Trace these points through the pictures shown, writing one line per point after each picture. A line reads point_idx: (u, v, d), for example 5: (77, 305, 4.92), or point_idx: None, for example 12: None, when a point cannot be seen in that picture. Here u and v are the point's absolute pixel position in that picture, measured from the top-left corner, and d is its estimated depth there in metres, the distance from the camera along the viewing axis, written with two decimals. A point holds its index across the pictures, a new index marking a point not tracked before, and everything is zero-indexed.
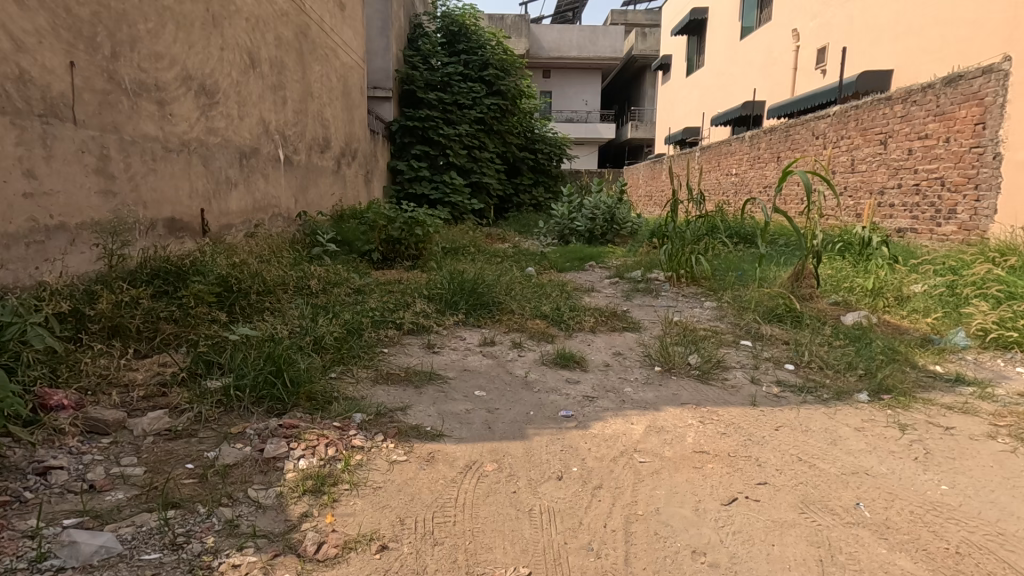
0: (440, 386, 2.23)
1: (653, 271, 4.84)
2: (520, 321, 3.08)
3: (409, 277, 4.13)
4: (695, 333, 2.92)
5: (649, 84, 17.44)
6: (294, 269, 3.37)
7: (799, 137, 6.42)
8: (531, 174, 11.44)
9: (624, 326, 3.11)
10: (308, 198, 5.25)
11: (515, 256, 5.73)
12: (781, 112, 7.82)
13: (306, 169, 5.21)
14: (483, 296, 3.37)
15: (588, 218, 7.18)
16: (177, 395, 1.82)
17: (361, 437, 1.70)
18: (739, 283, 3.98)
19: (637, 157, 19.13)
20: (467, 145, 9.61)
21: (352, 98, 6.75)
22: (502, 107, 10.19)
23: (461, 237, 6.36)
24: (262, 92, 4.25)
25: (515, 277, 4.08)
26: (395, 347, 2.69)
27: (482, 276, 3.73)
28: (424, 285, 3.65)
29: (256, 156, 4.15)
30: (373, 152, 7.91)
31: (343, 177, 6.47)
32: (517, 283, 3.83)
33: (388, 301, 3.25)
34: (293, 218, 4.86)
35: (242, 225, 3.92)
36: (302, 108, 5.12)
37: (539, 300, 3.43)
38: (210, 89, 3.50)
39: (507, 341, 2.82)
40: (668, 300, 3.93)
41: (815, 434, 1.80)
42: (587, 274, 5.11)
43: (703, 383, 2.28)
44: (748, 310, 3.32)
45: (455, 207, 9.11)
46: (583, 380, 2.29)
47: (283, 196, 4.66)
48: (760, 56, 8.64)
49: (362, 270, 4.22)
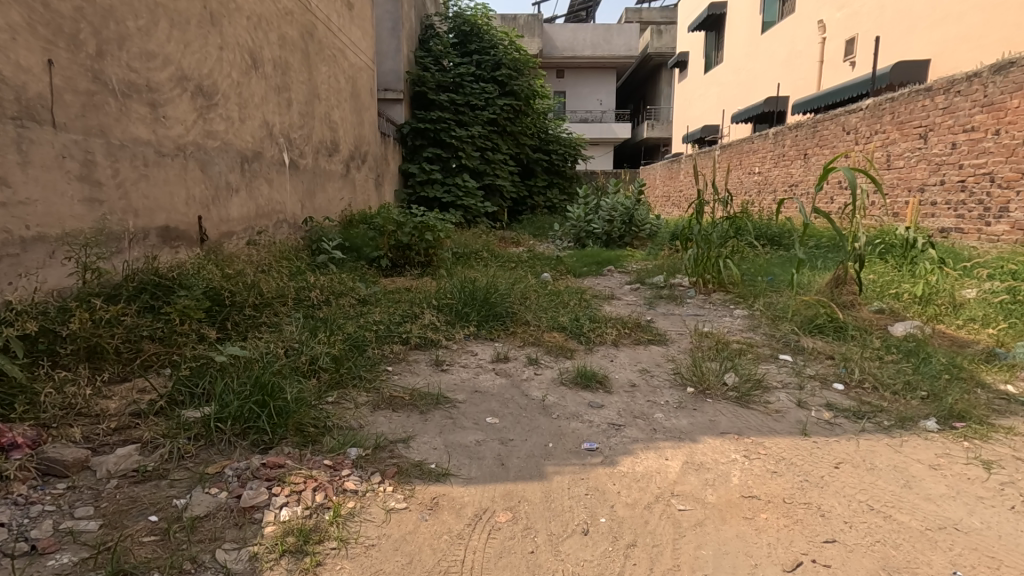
0: (447, 411, 2.01)
1: (676, 276, 4.58)
2: (536, 334, 2.85)
3: (419, 286, 3.92)
4: (728, 346, 2.66)
5: (665, 83, 17.09)
6: (295, 279, 3.18)
7: (828, 133, 6.10)
8: (546, 176, 11.21)
9: (649, 339, 2.87)
10: (315, 203, 5.09)
11: (530, 261, 5.50)
12: (807, 107, 7.48)
13: (313, 173, 5.04)
14: (496, 306, 3.14)
15: (605, 220, 6.93)
16: (152, 427, 1.63)
17: (355, 479, 1.48)
18: (771, 290, 3.71)
19: (654, 157, 18.80)
20: (479, 147, 9.41)
21: (361, 100, 6.60)
22: (515, 108, 9.99)
23: (474, 242, 6.14)
24: (265, 94, 4.08)
25: (530, 285, 3.85)
26: (400, 365, 2.47)
27: (496, 284, 3.51)
28: (433, 294, 3.44)
29: (258, 160, 3.98)
30: (385, 156, 7.75)
31: (353, 181, 6.31)
32: (532, 291, 3.60)
33: (395, 312, 3.05)
34: (300, 224, 4.68)
35: (244, 232, 3.75)
36: (308, 111, 4.95)
37: (556, 310, 3.19)
38: (208, 90, 3.32)
39: (522, 357, 2.59)
40: (695, 308, 3.67)
41: (884, 473, 1.54)
42: (605, 279, 4.86)
43: (744, 407, 2.02)
44: (784, 320, 3.05)
45: (468, 210, 8.91)
46: (607, 404, 2.05)
47: (289, 201, 4.50)
48: (782, 50, 8.31)
49: (370, 279, 4.03)
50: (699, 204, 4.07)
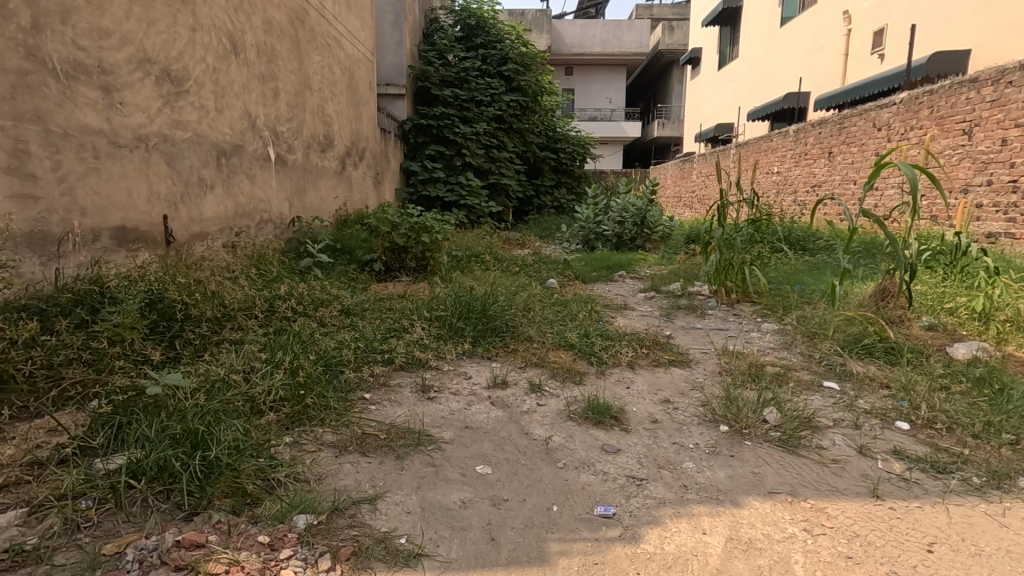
0: (429, 455, 1.65)
1: (694, 283, 4.20)
2: (539, 353, 2.49)
3: (413, 293, 3.58)
4: (764, 370, 2.28)
5: (675, 80, 16.64)
6: (270, 286, 2.84)
7: (857, 129, 5.69)
8: (554, 175, 10.85)
9: (669, 360, 2.50)
10: (306, 201, 4.76)
11: (535, 265, 5.14)
12: (831, 102, 7.06)
13: (303, 169, 4.70)
14: (495, 318, 2.78)
15: (616, 221, 6.54)
16: (52, 482, 1.29)
17: (296, 565, 1.13)
18: (804, 302, 3.33)
19: (664, 156, 18.37)
20: (484, 145, 9.05)
21: (359, 93, 6.27)
22: (521, 104, 9.63)
23: (476, 244, 5.80)
24: (247, 82, 3.74)
25: (535, 293, 3.49)
26: (380, 391, 2.12)
27: (496, 292, 3.15)
28: (425, 302, 3.10)
29: (238, 155, 3.64)
30: (385, 153, 7.41)
31: (349, 178, 5.97)
32: (536, 300, 3.24)
33: (382, 324, 2.71)
34: (286, 224, 4.35)
35: (219, 233, 3.41)
36: (298, 102, 4.62)
37: (562, 324, 2.83)
38: (176, 75, 2.98)
39: (523, 382, 2.23)
40: (718, 321, 3.30)
41: (996, 564, 1.17)
42: (617, 286, 4.49)
43: (793, 454, 1.65)
44: (824, 337, 2.66)
45: (472, 210, 8.56)
46: (624, 448, 1.69)
47: (275, 198, 4.17)
48: (804, 43, 7.88)
49: (359, 286, 3.69)
50: (721, 204, 3.67)
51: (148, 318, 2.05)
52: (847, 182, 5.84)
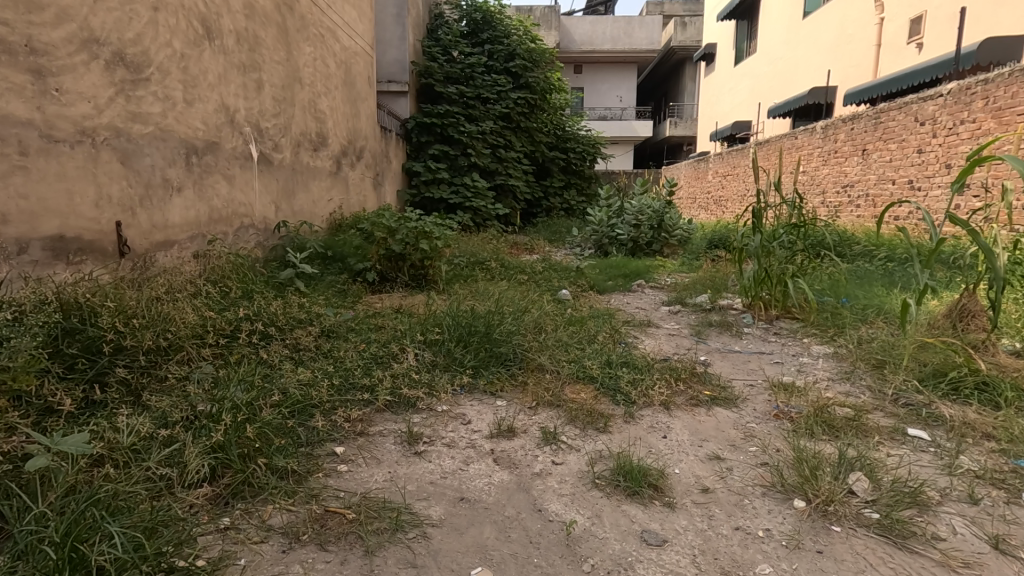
0: (410, 548, 1.23)
1: (723, 295, 3.76)
2: (553, 389, 2.07)
3: (409, 309, 3.17)
4: (832, 414, 1.85)
5: (688, 77, 16.14)
6: (238, 304, 2.45)
7: (895, 125, 5.22)
8: (563, 176, 10.41)
9: (711, 398, 2.05)
10: (296, 204, 4.37)
11: (545, 274, 4.71)
12: (861, 97, 6.58)
13: (291, 169, 4.30)
14: (500, 343, 2.36)
15: (631, 225, 6.10)
16: None
17: None
18: (859, 321, 2.88)
19: (676, 156, 17.89)
20: (490, 144, 8.64)
21: (357, 89, 5.87)
22: (529, 102, 9.22)
23: (481, 250, 5.38)
24: (224, 72, 3.35)
25: (547, 309, 3.07)
26: (355, 443, 1.72)
27: (501, 310, 2.73)
28: (419, 320, 2.69)
29: (213, 153, 3.25)
30: (385, 153, 7.02)
31: (345, 180, 5.58)
32: (548, 318, 2.82)
33: (364, 351, 2.31)
34: (272, 229, 3.95)
35: (188, 241, 3.02)
36: (286, 96, 4.22)
37: (579, 350, 2.41)
38: (133, 60, 2.59)
39: (535, 430, 1.81)
40: (758, 342, 2.86)
41: None
42: (635, 298, 4.06)
43: (904, 550, 1.21)
44: (894, 367, 2.22)
45: (478, 213, 8.14)
46: (672, 537, 1.26)
47: (258, 202, 3.78)
48: (830, 34, 7.42)
49: (349, 302, 3.29)
50: (759, 206, 3.21)
51: (66, 353, 1.64)
52: (885, 183, 5.37)
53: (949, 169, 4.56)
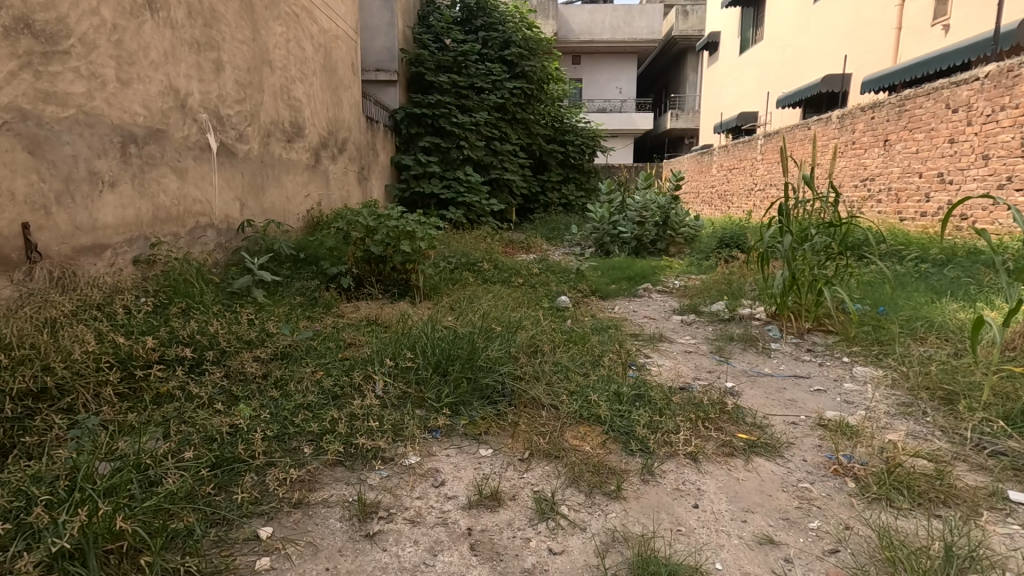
0: None
1: (742, 301, 3.36)
2: (551, 435, 1.65)
3: (385, 323, 2.76)
4: (909, 472, 1.43)
5: (689, 68, 15.70)
6: (172, 321, 2.05)
7: (922, 113, 4.80)
8: (562, 170, 9.96)
9: (748, 445, 1.64)
10: (266, 202, 3.94)
11: (543, 277, 4.30)
12: (879, 84, 6.17)
13: (259, 162, 3.86)
14: (486, 372, 1.94)
15: (634, 222, 5.65)
16: None
17: None
18: (907, 337, 2.47)
19: (677, 150, 17.48)
20: (485, 136, 8.19)
21: (338, 75, 5.42)
22: (526, 92, 8.78)
23: (473, 251, 4.95)
24: (172, 49, 2.90)
25: (544, 324, 2.65)
26: (288, 519, 1.31)
27: (490, 327, 2.31)
28: (391, 338, 2.28)
29: (158, 142, 2.81)
30: (372, 145, 6.57)
31: (325, 175, 5.15)
32: (545, 334, 2.41)
33: (320, 384, 1.91)
34: (235, 229, 3.52)
35: (126, 245, 2.59)
36: (253, 80, 3.77)
37: (581, 380, 1.99)
38: (46, 29, 2.16)
39: (526, 497, 1.39)
40: (790, 362, 2.45)
41: None
42: (642, 304, 3.66)
43: None
44: (971, 402, 1.81)
45: (471, 209, 7.71)
46: None
47: (219, 198, 3.35)
48: (844, 18, 6.99)
49: (316, 314, 2.88)
50: (787, 202, 2.78)
51: None
52: (910, 176, 4.96)
53: (986, 160, 4.15)
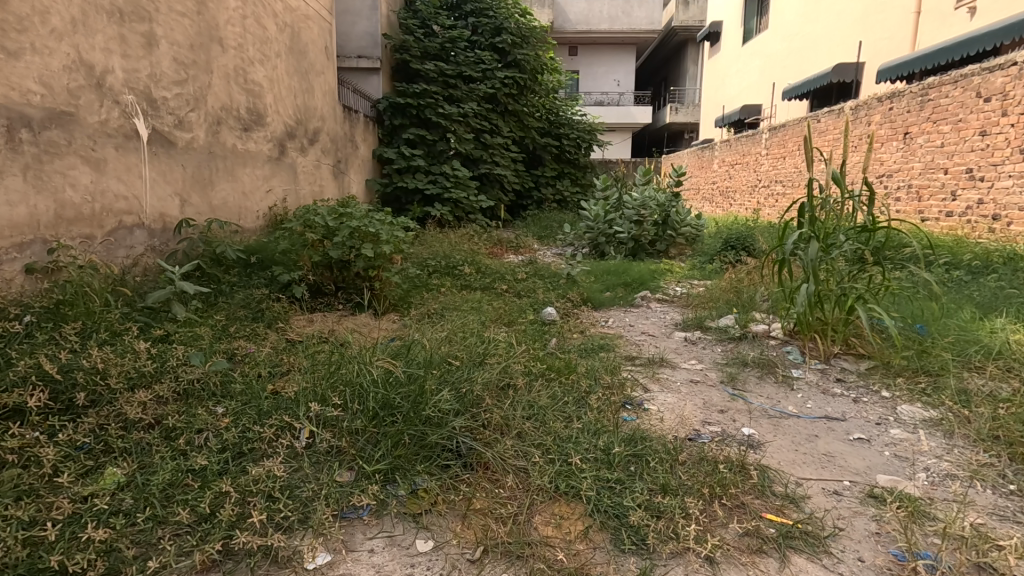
0: None
1: (755, 314, 2.95)
2: (514, 523, 1.22)
3: (335, 344, 2.31)
4: None
5: (690, 60, 15.21)
6: (40, 352, 1.63)
7: (948, 103, 4.37)
8: (556, 165, 9.51)
9: (781, 534, 1.20)
10: (215, 198, 3.48)
11: (530, 282, 3.86)
12: (895, 73, 5.72)
13: (206, 153, 3.40)
14: (436, 424, 1.51)
15: (632, 221, 5.20)
16: None
17: None
18: (959, 366, 2.05)
19: (677, 145, 17.02)
20: (474, 129, 7.73)
21: (308, 58, 4.93)
22: (518, 82, 8.29)
23: (454, 253, 4.52)
24: (83, 16, 2.44)
25: (522, 348, 2.22)
26: None
27: (451, 358, 1.86)
28: (327, 370, 1.84)
29: (64, 127, 2.36)
30: (350, 137, 6.09)
31: (292, 168, 4.68)
32: (522, 363, 1.97)
33: (221, 436, 1.49)
34: (173, 230, 3.06)
35: (15, 252, 2.14)
36: (198, 58, 3.30)
37: (559, 433, 1.55)
38: None
39: None
40: (818, 396, 2.02)
41: None
42: (640, 316, 3.24)
43: None
44: None
45: (459, 205, 7.26)
46: None
47: (151, 194, 2.89)
48: (857, 3, 6.53)
49: (254, 335, 2.44)
50: (810, 202, 2.33)
51: None
52: (933, 173, 4.54)
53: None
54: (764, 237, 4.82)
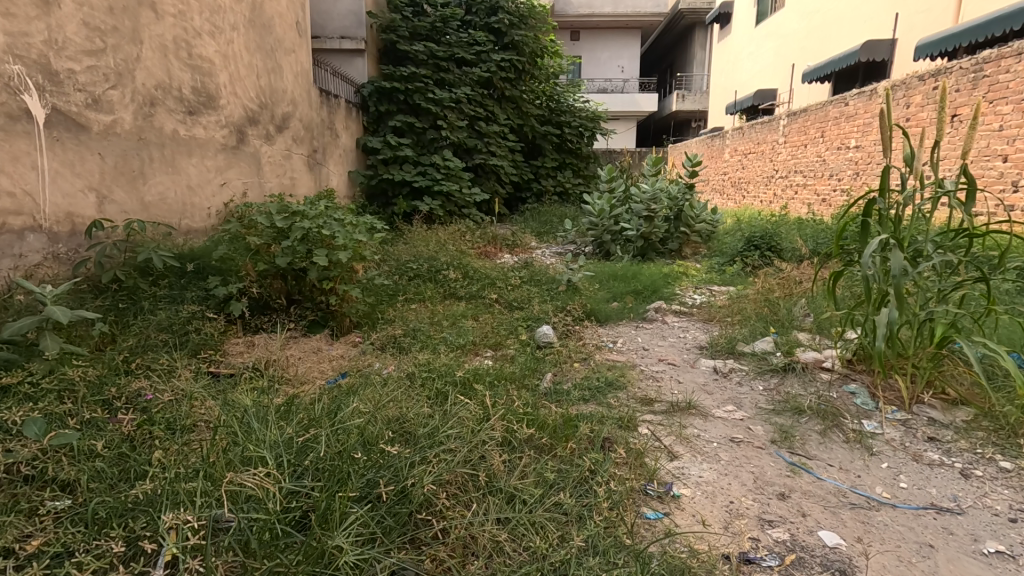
0: None
1: (797, 333, 2.42)
2: None
3: (262, 390, 1.77)
4: None
5: (698, 44, 14.53)
6: None
7: (1009, 79, 3.78)
8: (557, 155, 8.90)
9: None
10: (149, 193, 2.93)
11: (524, 290, 3.32)
12: (934, 49, 5.11)
13: (136, 139, 2.84)
14: (357, 558, 0.96)
15: (641, 216, 4.61)
16: None
17: None
18: None
19: (683, 134, 16.42)
20: (468, 115, 7.13)
21: (274, 33, 4.34)
22: (516, 66, 7.67)
23: (439, 254, 3.96)
24: None
25: (505, 396, 1.67)
26: None
27: (398, 432, 1.31)
28: (223, 441, 1.30)
29: None
30: (328, 124, 5.51)
31: (256, 158, 4.11)
32: (501, 423, 1.43)
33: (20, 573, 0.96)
34: (85, 233, 2.51)
35: None
36: (122, 26, 2.74)
37: (548, 561, 1.01)
38: None
39: None
40: (910, 467, 1.47)
41: None
42: (653, 334, 2.70)
43: None
44: None
45: (451, 199, 6.69)
46: None
47: (51, 189, 2.36)
48: None
49: (162, 374, 1.90)
50: (885, 198, 1.78)
51: None
52: (989, 160, 3.96)
53: None
54: (791, 235, 4.24)
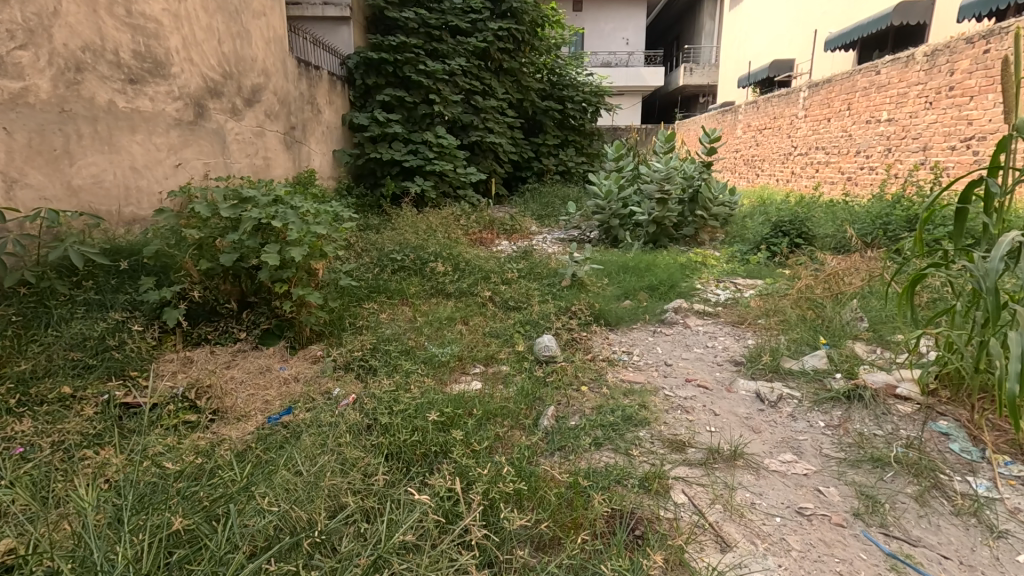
0: None
1: (854, 345, 1.97)
2: None
3: (172, 443, 1.35)
4: None
5: (707, 15, 13.77)
6: None
7: None
8: (559, 132, 8.37)
9: None
10: (76, 176, 2.51)
11: (521, 286, 2.87)
12: (981, 8, 4.57)
13: (58, 111, 2.41)
14: None
15: (653, 199, 4.13)
16: None
17: None
18: None
19: (690, 109, 15.78)
20: (463, 89, 6.58)
21: None
22: (515, 36, 7.09)
23: (427, 243, 3.50)
24: None
25: (493, 455, 1.24)
26: None
27: (324, 556, 0.88)
28: (62, 551, 0.87)
29: None
30: (307, 98, 5.01)
31: (221, 136, 3.64)
32: (479, 510, 1.00)
33: None
34: None
35: None
36: None
37: None
38: None
39: None
40: None
41: None
42: (674, 343, 2.27)
43: None
44: None
45: (444, 179, 6.20)
46: None
47: None
48: None
49: (52, 415, 1.47)
50: (1002, 177, 1.34)
51: None
52: None
53: None
54: (822, 219, 3.78)
